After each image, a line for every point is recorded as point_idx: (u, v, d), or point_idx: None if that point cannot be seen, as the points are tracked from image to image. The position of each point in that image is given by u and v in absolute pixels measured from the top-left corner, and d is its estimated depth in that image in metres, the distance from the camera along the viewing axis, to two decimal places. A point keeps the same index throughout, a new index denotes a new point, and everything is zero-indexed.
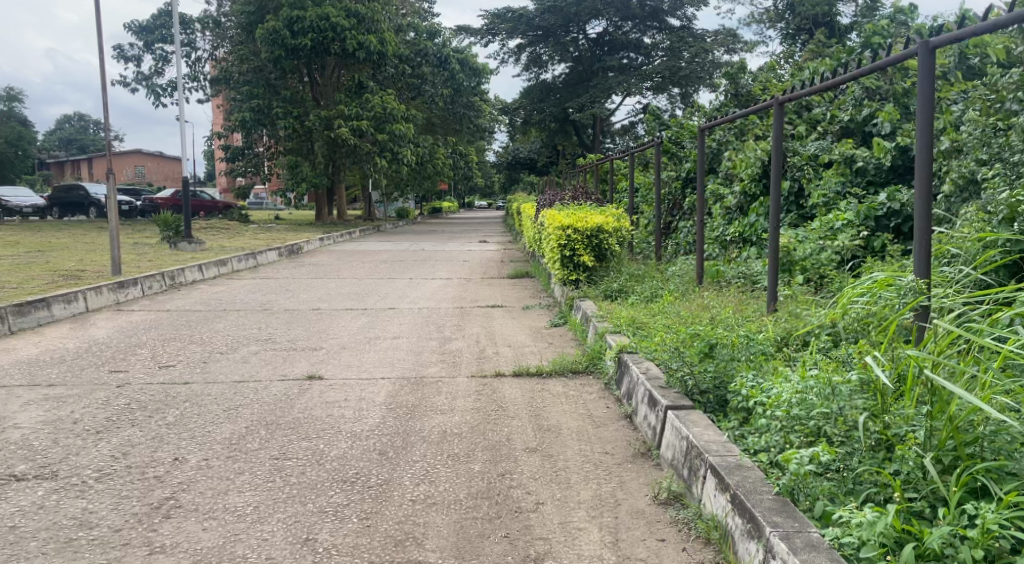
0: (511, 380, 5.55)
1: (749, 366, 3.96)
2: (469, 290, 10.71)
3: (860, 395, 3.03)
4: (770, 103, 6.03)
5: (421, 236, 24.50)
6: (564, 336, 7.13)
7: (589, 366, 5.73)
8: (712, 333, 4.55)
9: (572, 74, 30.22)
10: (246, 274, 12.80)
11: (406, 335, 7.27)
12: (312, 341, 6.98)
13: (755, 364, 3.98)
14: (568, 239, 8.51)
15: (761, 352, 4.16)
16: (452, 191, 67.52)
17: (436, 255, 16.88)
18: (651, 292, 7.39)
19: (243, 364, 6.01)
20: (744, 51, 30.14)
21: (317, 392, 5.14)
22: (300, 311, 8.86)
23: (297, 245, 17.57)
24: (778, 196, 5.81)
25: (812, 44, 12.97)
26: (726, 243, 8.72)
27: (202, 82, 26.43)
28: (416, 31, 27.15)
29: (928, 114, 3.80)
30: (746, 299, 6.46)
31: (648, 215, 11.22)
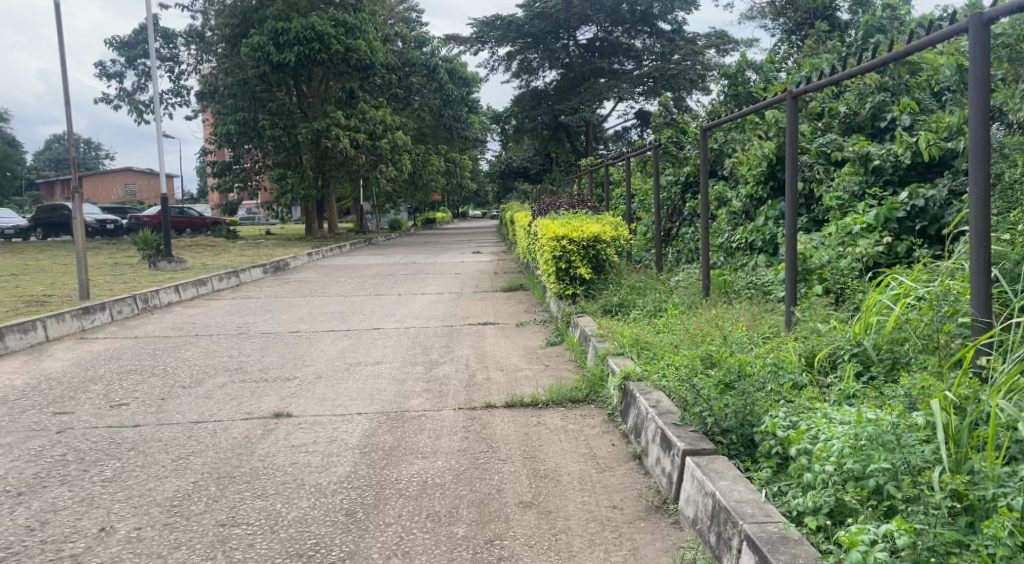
0: (503, 412, 4.94)
1: (781, 403, 3.35)
2: (460, 306, 10.11)
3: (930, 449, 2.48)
4: (780, 98, 5.47)
5: (414, 248, 23.93)
6: (561, 357, 6.52)
7: (589, 395, 5.12)
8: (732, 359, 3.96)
9: (563, 81, 29.54)
10: (226, 294, 12.19)
11: (390, 360, 6.66)
12: (286, 370, 6.36)
13: (788, 400, 3.39)
14: (562, 250, 7.92)
15: (792, 383, 3.57)
16: (446, 203, 67.05)
17: (426, 267, 16.35)
18: (653, 307, 6.80)
19: (205, 400, 5.38)
20: (736, 52, 29.71)
21: (282, 434, 4.54)
22: (278, 334, 8.25)
23: (283, 261, 16.97)
24: (794, 201, 5.25)
25: (811, 41, 12.45)
26: (732, 250, 8.10)
27: (186, 96, 25.85)
28: (404, 41, 26.59)
29: (981, 99, 3.32)
30: (759, 313, 5.85)
31: (646, 223, 10.67)
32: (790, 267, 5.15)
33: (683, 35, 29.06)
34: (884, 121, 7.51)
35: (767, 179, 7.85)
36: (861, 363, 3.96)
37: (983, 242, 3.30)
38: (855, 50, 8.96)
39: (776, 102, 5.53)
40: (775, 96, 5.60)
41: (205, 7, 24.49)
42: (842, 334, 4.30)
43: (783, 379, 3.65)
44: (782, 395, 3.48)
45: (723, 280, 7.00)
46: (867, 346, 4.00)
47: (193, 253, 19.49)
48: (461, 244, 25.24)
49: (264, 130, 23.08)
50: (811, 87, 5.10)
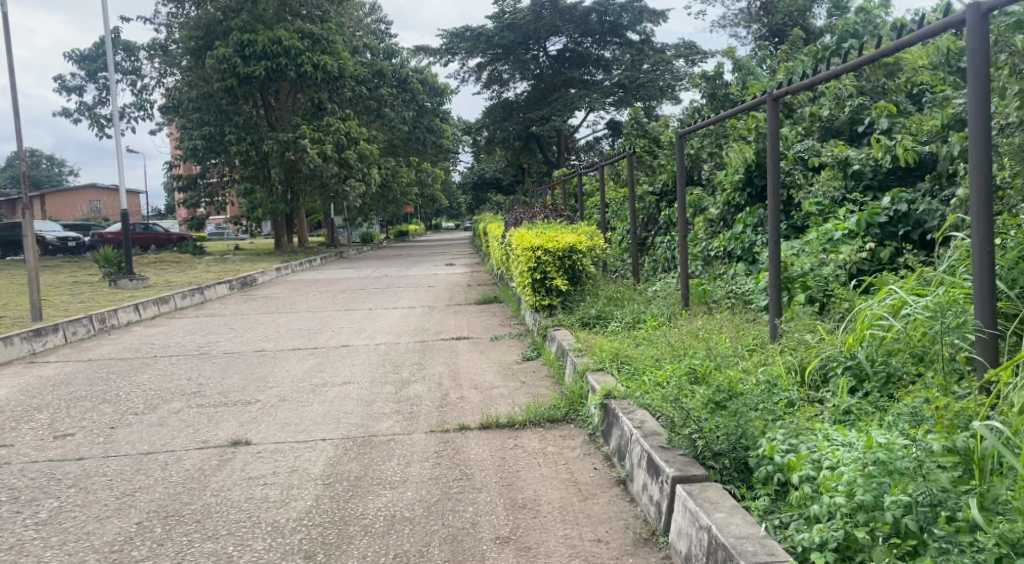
0: (478, 434, 4.63)
1: (779, 425, 3.09)
2: (433, 320, 9.80)
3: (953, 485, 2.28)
4: (760, 101, 5.25)
5: (386, 261, 23.56)
6: (538, 372, 6.23)
7: (569, 414, 4.83)
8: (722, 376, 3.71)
9: (534, 92, 29.42)
10: (189, 312, 11.77)
11: (358, 380, 6.33)
12: (248, 393, 6.02)
13: (786, 420, 3.12)
14: (538, 261, 7.64)
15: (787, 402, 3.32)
16: (418, 215, 66.59)
17: (398, 281, 16.02)
18: (631, 318, 6.57)
19: (157, 429, 5.02)
20: (705, 61, 29.75)
21: (238, 465, 4.21)
22: (241, 354, 7.88)
23: (250, 277, 16.52)
24: (776, 209, 5.02)
25: (783, 49, 12.36)
26: (710, 259, 7.88)
27: (150, 110, 25.31)
28: (373, 53, 26.28)
29: (981, 102, 3.10)
30: (741, 323, 5.60)
31: (622, 232, 10.44)
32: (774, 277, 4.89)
33: (652, 45, 28.99)
34: (862, 125, 7.31)
35: (745, 185, 7.63)
36: (857, 377, 3.71)
37: (988, 255, 3.10)
38: (828, 57, 8.70)
39: (756, 105, 5.30)
40: (754, 100, 5.37)
41: (168, 20, 24.02)
42: (834, 346, 4.06)
43: (776, 398, 3.38)
44: (777, 416, 3.22)
45: (703, 290, 6.75)
46: (860, 358, 3.76)
47: (157, 270, 18.99)
48: (434, 257, 24.94)
49: (230, 144, 22.60)
50: (792, 89, 4.88)
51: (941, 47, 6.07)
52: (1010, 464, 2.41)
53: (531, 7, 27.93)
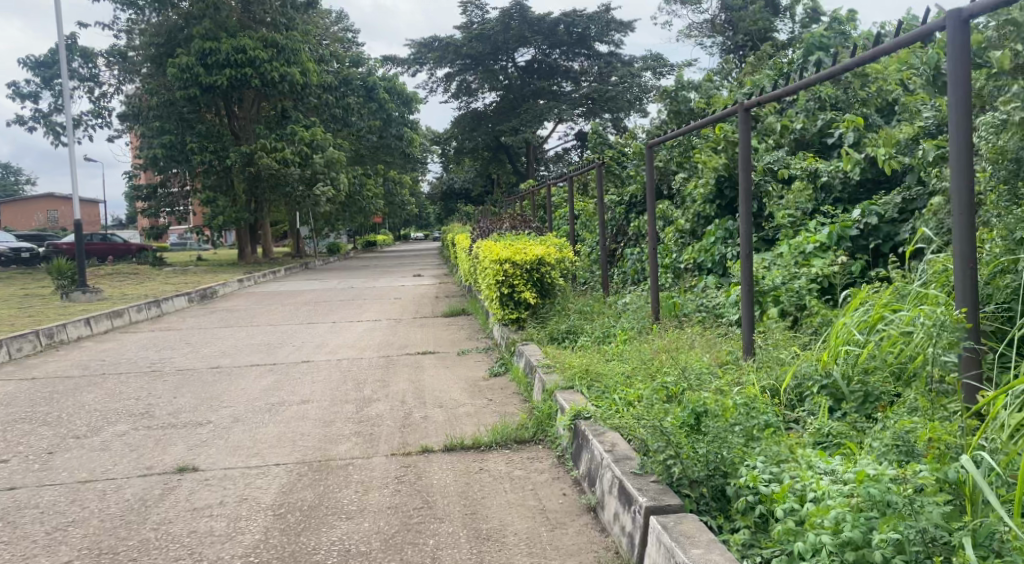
0: (442, 457, 4.39)
1: (758, 451, 2.90)
2: (398, 334, 9.55)
3: (949, 528, 2.11)
4: (732, 111, 5.02)
5: (353, 272, 23.20)
6: (505, 389, 6.01)
7: (536, 434, 4.61)
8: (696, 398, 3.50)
9: (503, 102, 29.12)
10: (144, 327, 11.39)
11: (318, 398, 6.06)
12: (199, 413, 5.74)
13: (766, 447, 2.93)
14: (506, 274, 7.42)
15: (765, 426, 3.12)
16: (386, 226, 66.15)
17: (365, 292, 15.71)
18: (601, 332, 6.40)
19: (97, 455, 4.74)
20: (672, 74, 29.88)
21: (183, 494, 3.95)
22: (195, 372, 7.58)
23: (210, 289, 16.11)
24: (750, 222, 4.80)
25: (750, 61, 12.35)
26: (681, 271, 7.71)
27: (108, 118, 24.72)
28: (339, 62, 25.96)
29: (960, 116, 2.91)
30: (713, 340, 5.40)
31: (591, 244, 10.28)
32: (748, 292, 4.69)
33: (620, 57, 29.07)
34: (830, 137, 7.19)
35: (714, 196, 7.51)
36: (833, 397, 3.54)
37: (970, 274, 2.93)
38: (795, 70, 8.61)
39: (727, 115, 5.07)
40: (726, 109, 5.14)
41: (127, 26, 23.47)
42: (810, 363, 3.88)
43: (754, 421, 3.20)
44: (754, 441, 3.03)
45: (673, 302, 6.58)
46: (835, 377, 3.58)
47: (113, 282, 18.50)
48: (402, 267, 24.65)
49: (192, 154, 22.14)
50: (765, 97, 4.65)
51: (912, 57, 5.93)
52: (1007, 497, 2.24)
53: (500, 18, 27.87)
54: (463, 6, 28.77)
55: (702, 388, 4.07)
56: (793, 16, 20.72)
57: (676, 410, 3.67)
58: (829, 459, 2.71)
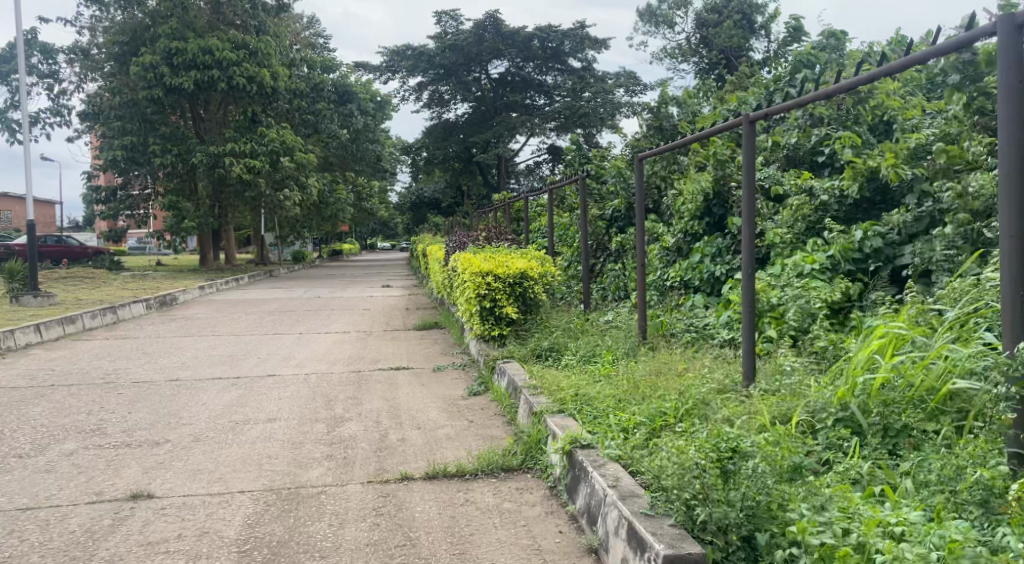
0: (424, 486, 4.04)
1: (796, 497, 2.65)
2: (369, 347, 9.18)
3: None
4: (737, 123, 4.54)
5: (319, 281, 22.69)
6: (486, 410, 5.69)
7: (526, 462, 4.27)
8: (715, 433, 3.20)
9: (475, 114, 29.01)
10: (99, 336, 10.89)
11: (285, 417, 5.67)
12: (155, 432, 5.36)
13: (802, 493, 2.72)
14: (487, 288, 7.12)
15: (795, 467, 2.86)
16: (353, 235, 65.35)
17: (332, 302, 15.29)
18: (587, 351, 6.11)
19: (41, 478, 4.33)
20: (645, 92, 29.86)
21: (137, 525, 3.56)
22: (153, 385, 7.17)
23: (170, 296, 15.54)
24: (754, 239, 4.33)
25: (730, 78, 12.24)
26: (665, 289, 7.39)
27: (67, 117, 23.99)
28: (310, 66, 25.43)
29: (1016, 130, 2.65)
30: (710, 363, 5.08)
31: (569, 258, 9.95)
32: (750, 315, 4.32)
33: (593, 73, 28.95)
34: (823, 156, 6.92)
35: (702, 213, 7.18)
36: (853, 430, 3.25)
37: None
38: (783, 86, 8.40)
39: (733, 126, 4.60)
40: (732, 119, 4.66)
41: (91, 22, 22.84)
42: (825, 392, 3.59)
43: (783, 462, 2.93)
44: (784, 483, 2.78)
45: (661, 322, 6.24)
46: (858, 409, 3.29)
47: (67, 286, 17.82)
48: (370, 277, 24.18)
49: (155, 156, 21.47)
50: (779, 107, 4.22)
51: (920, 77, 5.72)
52: None
53: (474, 29, 27.62)
54: (437, 16, 28.48)
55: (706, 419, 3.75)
56: (769, 34, 20.75)
57: (687, 444, 3.38)
58: (879, 513, 2.49)
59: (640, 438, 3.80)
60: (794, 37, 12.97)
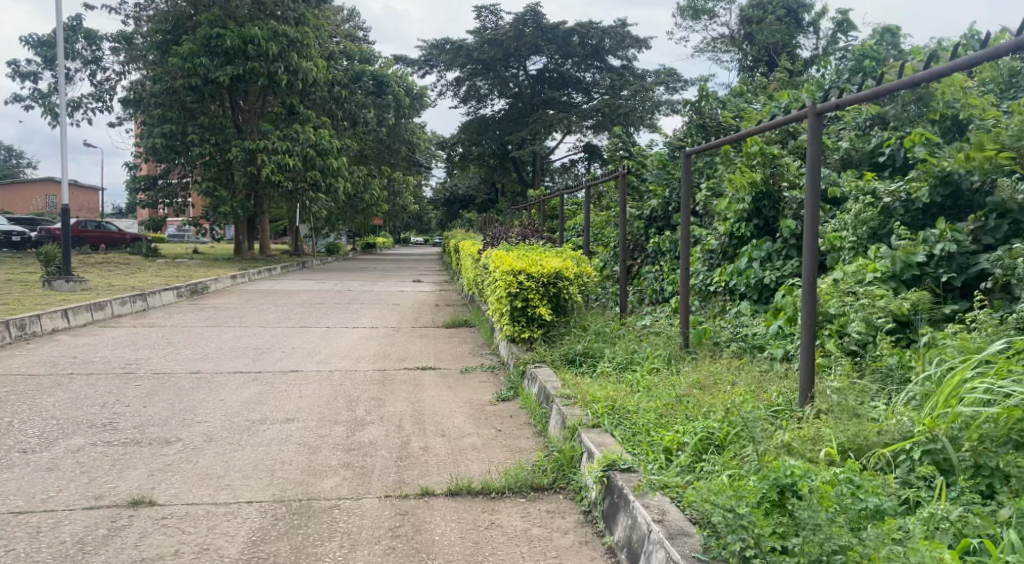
0: (446, 504, 3.70)
1: (885, 555, 2.26)
2: (396, 344, 8.89)
3: None
4: (801, 114, 4.06)
5: (350, 274, 22.50)
6: (515, 417, 5.35)
7: (556, 482, 3.90)
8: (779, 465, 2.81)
9: (512, 110, 28.69)
10: (128, 323, 10.80)
11: (304, 417, 5.37)
12: (168, 429, 5.10)
13: (885, 541, 2.33)
14: (519, 287, 6.77)
15: (874, 513, 2.48)
16: (387, 230, 65.56)
17: (362, 296, 15.09)
18: (624, 359, 5.70)
19: (41, 478, 4.08)
20: (685, 90, 29.14)
21: (133, 536, 3.29)
22: (173, 377, 6.97)
23: (202, 285, 15.47)
24: (817, 245, 3.89)
25: (779, 74, 11.74)
26: (707, 295, 6.91)
27: (108, 103, 24.16)
28: (349, 59, 25.45)
29: None
30: (758, 379, 4.63)
31: (606, 258, 9.54)
32: (809, 324, 3.87)
33: (633, 71, 28.36)
34: (882, 156, 6.38)
35: (750, 215, 6.63)
36: (936, 467, 2.86)
37: None
38: (841, 83, 7.88)
39: (797, 117, 4.11)
40: (796, 110, 4.17)
41: (134, 11, 22.93)
42: (905, 422, 3.19)
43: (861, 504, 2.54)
44: (860, 531, 2.43)
45: (704, 329, 5.77)
46: (944, 443, 2.87)
47: (102, 272, 17.86)
48: (399, 271, 23.97)
49: (192, 145, 21.43)
50: (852, 99, 3.73)
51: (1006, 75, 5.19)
52: None
53: (514, 24, 27.25)
54: (477, 10, 28.13)
55: (761, 443, 3.35)
56: (817, 33, 20.04)
57: (743, 477, 3.00)
58: None
59: (686, 463, 3.43)
60: (846, 34, 12.41)
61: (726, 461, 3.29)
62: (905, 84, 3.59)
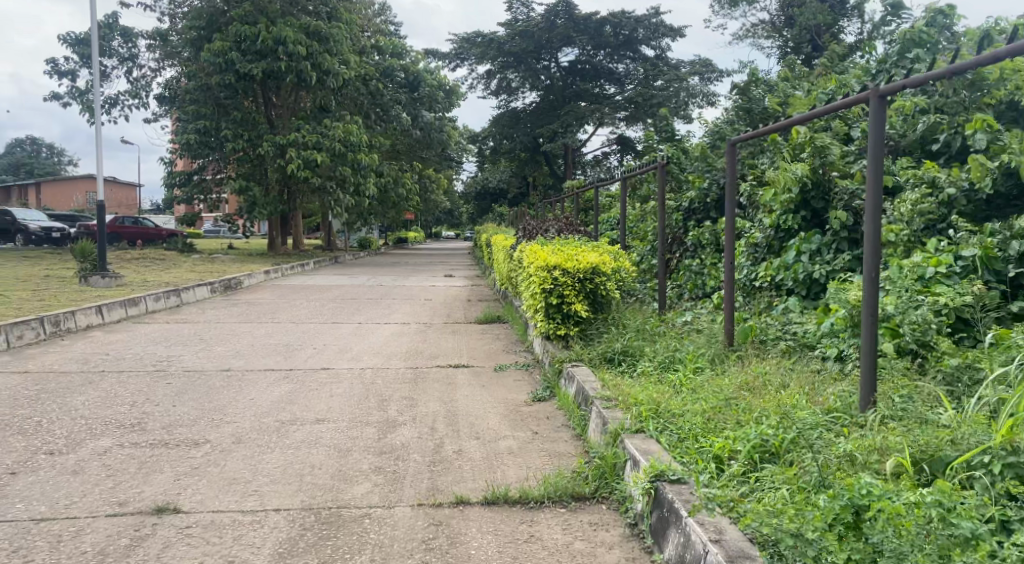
0: (481, 513, 3.52)
1: None
2: (428, 340, 8.72)
3: None
4: (861, 97, 3.77)
5: (383, 269, 22.44)
6: (551, 419, 5.14)
7: (597, 492, 3.68)
8: (851, 484, 2.56)
9: (544, 103, 28.43)
10: (161, 319, 10.78)
11: (335, 418, 5.21)
12: (197, 430, 4.98)
13: None
14: (554, 282, 6.55)
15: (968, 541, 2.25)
16: (418, 224, 65.72)
17: (394, 291, 14.96)
18: (666, 358, 5.45)
19: (66, 482, 3.95)
20: (720, 80, 28.61)
21: (156, 548, 3.15)
22: (204, 375, 6.87)
23: (235, 280, 15.48)
24: (879, 241, 3.63)
25: (822, 59, 11.33)
26: (750, 291, 6.62)
27: (144, 99, 24.36)
28: (380, 53, 25.51)
29: None
30: (809, 381, 4.37)
31: (643, 251, 9.25)
32: (870, 323, 3.61)
33: (667, 62, 27.91)
34: (938, 144, 6.04)
35: (798, 206, 6.35)
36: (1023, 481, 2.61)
37: None
38: (891, 67, 7.50)
39: (856, 101, 3.82)
40: (853, 94, 3.89)
41: (169, 8, 23.04)
42: (983, 431, 2.93)
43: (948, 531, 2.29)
44: None
45: (750, 326, 5.51)
46: None
47: (138, 267, 17.99)
48: (431, 265, 23.86)
49: (227, 140, 21.49)
50: (919, 78, 3.43)
51: None
52: None
53: (545, 15, 26.91)
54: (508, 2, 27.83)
55: (822, 455, 3.10)
56: (861, 16, 19.48)
57: (810, 498, 2.76)
58: None
59: (742, 475, 3.20)
60: (892, 18, 11.96)
61: (783, 474, 3.05)
62: (981, 60, 3.27)
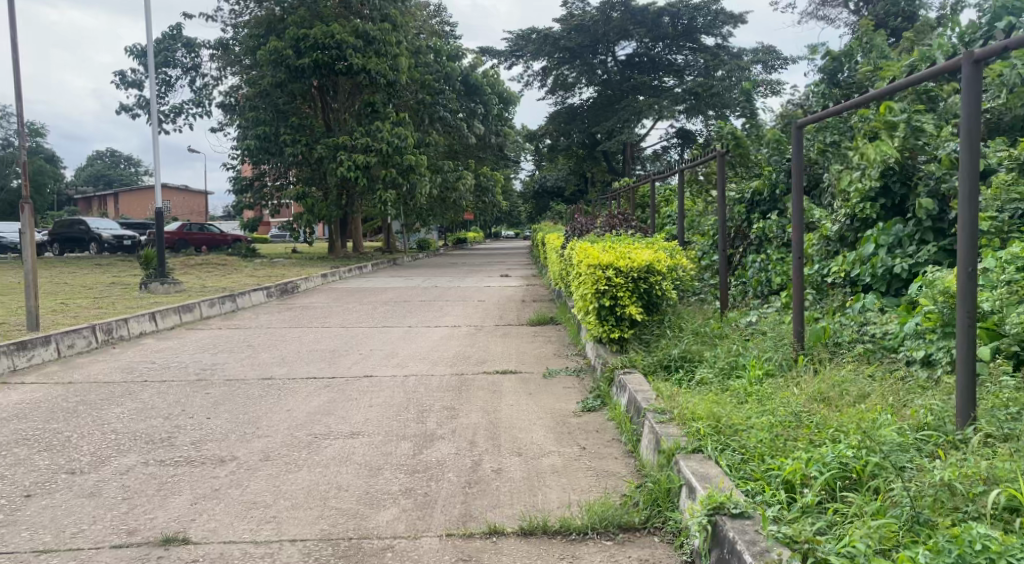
0: (517, 546, 3.13)
1: None
2: (477, 344, 8.38)
3: None
4: (951, 64, 3.23)
5: (439, 270, 22.28)
6: (600, 432, 4.70)
7: (649, 523, 3.25)
8: None
9: (601, 98, 27.74)
10: (214, 325, 10.70)
11: (370, 432, 4.89)
12: (225, 445, 4.72)
13: None
14: (605, 283, 6.11)
15: None
16: (479, 225, 65.59)
17: (449, 293, 14.67)
18: (729, 364, 4.96)
19: (78, 506, 3.71)
20: (784, 67, 27.62)
21: None
22: (246, 384, 6.65)
23: (292, 284, 15.42)
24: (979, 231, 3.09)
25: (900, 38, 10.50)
26: (823, 286, 6.04)
27: (208, 107, 24.69)
28: (437, 54, 24.75)
29: None
30: (894, 392, 3.82)
31: (703, 247, 8.67)
32: (967, 326, 3.06)
33: (728, 50, 27.03)
34: None
35: (876, 194, 5.76)
36: None
37: None
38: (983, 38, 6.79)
39: (945, 69, 3.28)
40: (940, 62, 3.34)
41: (229, 16, 23.23)
42: None
43: None
44: None
45: (822, 328, 4.96)
46: None
47: (200, 273, 18.19)
48: (489, 266, 23.56)
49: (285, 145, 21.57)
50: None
51: None
52: None
53: (601, 8, 26.26)
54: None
55: (917, 486, 2.62)
56: None
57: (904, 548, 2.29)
58: None
59: (819, 507, 2.73)
60: None
61: (868, 509, 2.58)
62: None
